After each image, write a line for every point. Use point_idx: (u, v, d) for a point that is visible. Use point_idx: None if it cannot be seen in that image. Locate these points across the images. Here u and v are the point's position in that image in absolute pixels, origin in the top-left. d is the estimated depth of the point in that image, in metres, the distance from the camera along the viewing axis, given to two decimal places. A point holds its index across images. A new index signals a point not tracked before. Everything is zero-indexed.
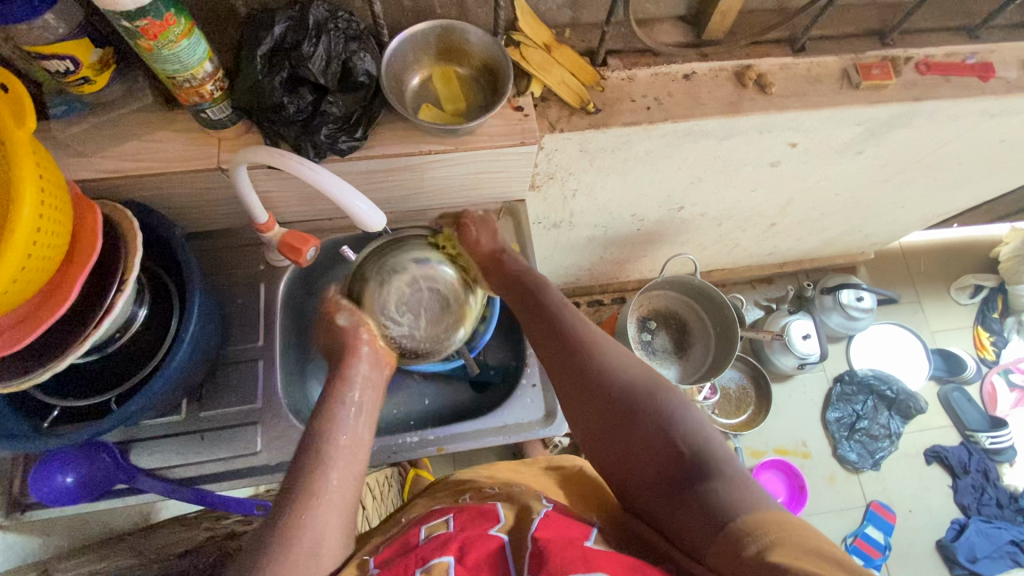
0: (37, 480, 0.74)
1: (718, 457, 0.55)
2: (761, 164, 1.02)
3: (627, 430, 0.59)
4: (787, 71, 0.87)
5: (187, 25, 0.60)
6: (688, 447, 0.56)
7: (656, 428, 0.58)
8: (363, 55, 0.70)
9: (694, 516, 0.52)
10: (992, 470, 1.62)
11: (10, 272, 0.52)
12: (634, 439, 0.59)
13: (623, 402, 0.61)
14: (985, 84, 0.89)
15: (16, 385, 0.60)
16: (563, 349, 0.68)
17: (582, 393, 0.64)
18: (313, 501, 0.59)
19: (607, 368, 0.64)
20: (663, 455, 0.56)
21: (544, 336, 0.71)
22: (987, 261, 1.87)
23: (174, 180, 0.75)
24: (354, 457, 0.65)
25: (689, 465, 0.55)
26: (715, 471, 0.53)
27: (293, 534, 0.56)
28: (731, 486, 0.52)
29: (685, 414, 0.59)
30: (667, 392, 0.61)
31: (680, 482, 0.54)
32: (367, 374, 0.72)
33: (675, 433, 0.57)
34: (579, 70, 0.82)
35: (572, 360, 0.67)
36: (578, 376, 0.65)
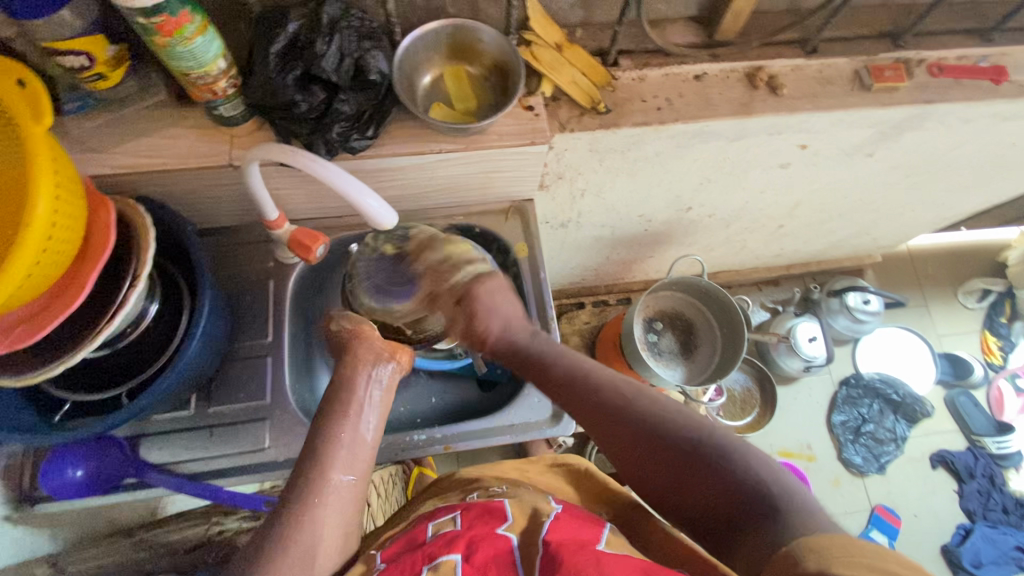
0: (49, 473, 0.76)
1: (779, 485, 0.52)
2: (770, 166, 1.01)
3: (683, 478, 0.57)
4: (798, 73, 0.87)
5: (202, 22, 0.61)
6: (749, 487, 0.53)
7: (712, 469, 0.55)
8: (376, 53, 0.70)
9: (761, 553, 0.49)
10: (998, 476, 1.61)
11: (25, 266, 0.52)
12: (694, 490, 0.56)
13: (674, 459, 0.58)
14: (997, 87, 0.89)
15: (30, 380, 0.60)
16: (593, 416, 0.64)
17: (632, 456, 0.61)
18: (307, 507, 0.59)
19: (647, 428, 0.60)
20: (724, 495, 0.54)
21: (572, 405, 0.66)
22: (995, 265, 1.86)
23: (186, 176, 0.75)
24: (357, 462, 0.65)
25: (752, 501, 0.52)
26: (780, 504, 0.50)
27: (286, 535, 0.57)
28: (798, 517, 0.49)
29: (735, 445, 0.56)
30: (716, 433, 0.57)
31: (747, 521, 0.52)
32: (383, 374, 0.73)
33: (732, 471, 0.54)
34: (590, 70, 0.82)
35: (608, 425, 0.63)
36: (622, 438, 0.62)
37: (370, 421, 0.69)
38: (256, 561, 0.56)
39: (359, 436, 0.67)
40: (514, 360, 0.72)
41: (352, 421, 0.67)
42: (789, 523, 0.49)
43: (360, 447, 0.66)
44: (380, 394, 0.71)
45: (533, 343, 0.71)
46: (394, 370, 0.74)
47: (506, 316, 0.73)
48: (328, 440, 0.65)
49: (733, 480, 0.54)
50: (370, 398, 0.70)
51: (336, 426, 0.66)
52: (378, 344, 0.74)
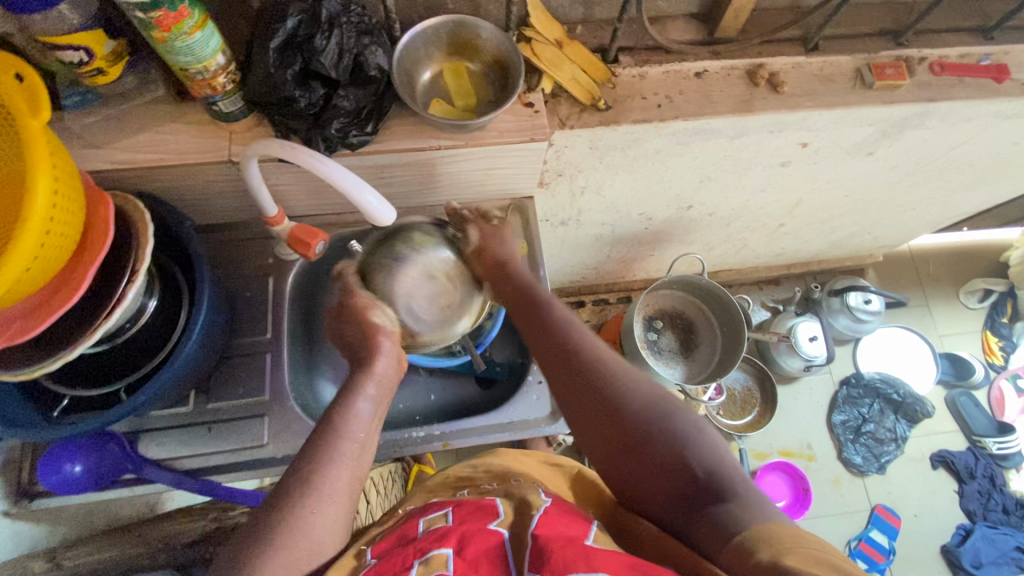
0: (48, 468, 0.75)
1: (730, 475, 0.56)
2: (771, 164, 1.01)
3: (638, 445, 0.59)
4: (799, 70, 0.86)
5: (200, 17, 0.61)
6: (702, 465, 0.57)
7: (671, 446, 0.58)
8: (375, 49, 0.70)
9: (707, 533, 0.53)
10: (998, 476, 1.61)
11: (24, 259, 0.52)
12: (648, 456, 0.59)
13: (636, 420, 0.60)
14: (999, 85, 0.88)
15: (28, 375, 0.60)
16: (569, 368, 0.65)
17: (593, 414, 0.62)
18: (306, 503, 0.58)
19: (618, 386, 0.62)
20: (676, 473, 0.57)
21: (548, 349, 0.67)
22: (997, 265, 1.86)
23: (186, 172, 0.75)
24: (361, 454, 0.64)
25: (702, 483, 0.56)
26: (728, 491, 0.54)
27: (285, 533, 0.56)
28: (745, 507, 0.52)
29: (697, 431, 0.59)
30: (682, 413, 0.61)
31: (695, 497, 0.56)
32: (385, 371, 0.69)
33: (689, 453, 0.57)
34: (591, 66, 0.82)
35: (581, 381, 0.63)
36: (590, 397, 0.63)
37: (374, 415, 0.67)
38: (245, 557, 0.55)
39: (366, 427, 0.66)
40: (506, 299, 0.73)
41: (355, 420, 0.65)
42: (737, 510, 0.52)
43: (365, 440, 0.65)
44: (385, 395, 0.69)
45: (528, 285, 0.72)
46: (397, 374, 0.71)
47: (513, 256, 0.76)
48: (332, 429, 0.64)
49: (688, 461, 0.57)
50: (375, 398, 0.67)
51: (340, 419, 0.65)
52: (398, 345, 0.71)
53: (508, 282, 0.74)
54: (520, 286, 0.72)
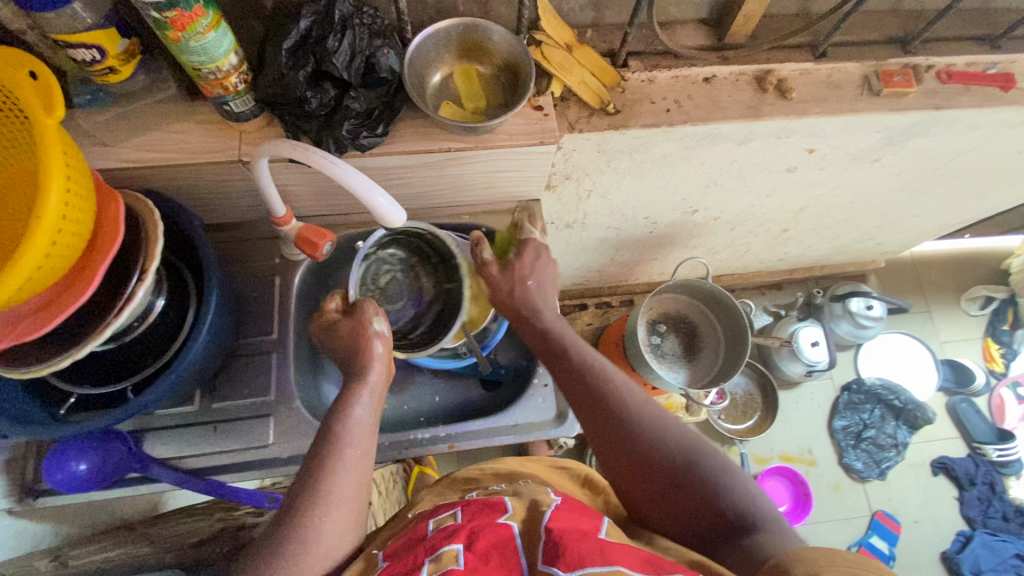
0: (53, 467, 0.75)
1: (758, 511, 0.56)
2: (777, 169, 1.01)
3: (669, 479, 0.60)
4: (807, 77, 0.87)
5: (215, 17, 0.61)
6: (735, 502, 0.57)
7: (700, 482, 0.59)
8: (387, 51, 0.70)
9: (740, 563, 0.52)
10: (998, 483, 1.61)
11: (36, 257, 0.52)
12: (680, 491, 0.59)
13: (667, 457, 0.61)
14: (1006, 93, 0.89)
15: (36, 372, 0.60)
16: (598, 407, 0.67)
17: (623, 451, 0.63)
18: (317, 502, 0.58)
19: (647, 426, 0.64)
20: (706, 509, 0.58)
21: (576, 389, 0.69)
22: (998, 273, 1.86)
23: (195, 171, 0.75)
24: (365, 465, 0.64)
25: (732, 520, 0.56)
26: (759, 527, 0.55)
27: (301, 533, 0.56)
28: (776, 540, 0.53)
29: (724, 468, 0.60)
30: (711, 453, 0.62)
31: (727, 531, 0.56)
32: (378, 379, 0.70)
33: (719, 491, 0.58)
34: (600, 70, 0.82)
35: (609, 420, 0.65)
36: (619, 435, 0.64)
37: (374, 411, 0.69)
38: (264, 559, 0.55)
39: (366, 435, 0.66)
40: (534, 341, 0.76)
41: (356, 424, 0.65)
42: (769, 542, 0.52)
43: (365, 442, 0.65)
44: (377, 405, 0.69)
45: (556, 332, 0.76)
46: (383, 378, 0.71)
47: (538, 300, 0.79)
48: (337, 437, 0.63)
49: (719, 498, 0.57)
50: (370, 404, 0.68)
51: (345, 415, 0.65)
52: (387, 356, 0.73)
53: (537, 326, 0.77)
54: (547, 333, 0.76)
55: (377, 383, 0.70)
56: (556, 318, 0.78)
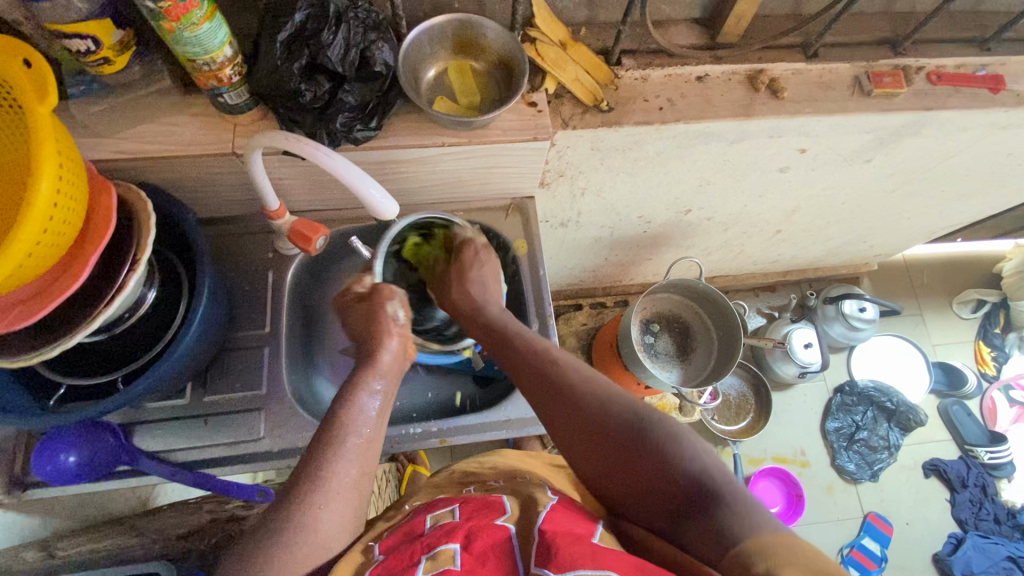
0: (42, 457, 0.75)
1: (715, 476, 0.53)
2: (770, 169, 1.02)
3: (625, 459, 0.58)
4: (799, 77, 0.87)
5: (209, 9, 0.61)
6: (691, 475, 0.53)
7: (652, 455, 0.56)
8: (381, 44, 0.71)
9: (703, 538, 0.50)
10: (990, 485, 1.62)
11: (29, 240, 0.52)
12: (635, 471, 0.57)
13: (617, 436, 0.59)
14: (995, 95, 0.90)
15: (25, 362, 0.60)
16: (551, 399, 0.65)
17: (580, 438, 0.62)
18: (312, 494, 0.58)
19: (593, 406, 0.61)
20: (663, 483, 0.55)
21: (525, 382, 0.68)
22: (990, 276, 1.88)
23: (188, 163, 0.75)
24: (366, 459, 0.63)
25: (689, 490, 0.53)
26: (716, 495, 0.51)
27: (300, 522, 0.56)
28: (735, 511, 0.49)
29: (675, 435, 0.56)
30: (663, 422, 0.58)
31: (686, 509, 0.53)
32: (390, 364, 0.70)
33: (672, 461, 0.54)
34: (594, 68, 0.82)
35: (562, 410, 0.63)
36: (572, 423, 0.62)
37: (383, 408, 0.67)
38: (258, 550, 0.55)
39: (373, 424, 0.65)
40: (481, 336, 0.76)
41: (358, 419, 0.64)
42: (726, 513, 0.49)
43: (372, 436, 0.64)
44: (384, 403, 0.67)
45: (501, 325, 0.75)
46: (394, 367, 0.71)
47: (489, 298, 0.78)
48: (338, 429, 0.63)
49: (672, 469, 0.54)
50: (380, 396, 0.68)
51: (342, 407, 0.65)
52: (406, 340, 0.73)
53: (481, 320, 0.76)
54: (492, 325, 0.75)
55: (391, 369, 0.70)
56: (502, 311, 0.78)
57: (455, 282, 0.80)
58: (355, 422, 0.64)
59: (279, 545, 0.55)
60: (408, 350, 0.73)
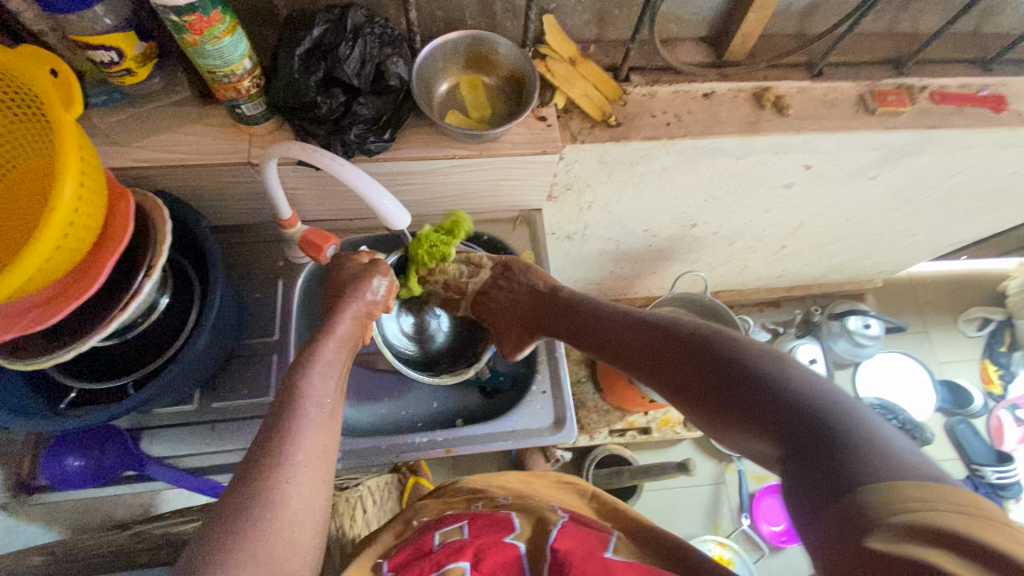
0: (50, 461, 0.77)
1: (845, 412, 0.45)
2: (775, 185, 1.03)
3: (731, 401, 0.52)
4: (804, 95, 0.89)
5: (231, 23, 0.63)
6: (809, 411, 0.46)
7: (762, 387, 0.50)
8: (396, 59, 0.72)
9: (824, 479, 0.42)
10: (998, 506, 1.60)
11: (56, 236, 0.53)
12: (744, 412, 0.50)
13: (719, 374, 0.54)
14: (998, 115, 0.91)
15: (41, 364, 0.61)
16: (651, 355, 0.64)
17: (688, 386, 0.57)
18: (280, 464, 0.55)
19: (694, 351, 0.58)
20: (778, 420, 0.47)
21: (620, 346, 0.69)
22: (995, 295, 1.88)
23: (205, 172, 0.77)
24: (330, 428, 0.62)
25: (811, 423, 0.45)
26: (844, 429, 0.43)
27: (270, 497, 0.53)
28: (866, 447, 0.41)
29: (794, 371, 0.50)
30: (774, 362, 0.51)
31: (804, 451, 0.44)
32: (345, 333, 0.70)
33: (788, 392, 0.48)
34: (603, 84, 0.84)
35: (663, 356, 0.62)
36: (674, 371, 0.60)
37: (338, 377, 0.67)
38: (225, 532, 0.50)
39: (332, 395, 0.65)
40: (565, 325, 0.78)
41: (316, 388, 0.63)
42: (857, 450, 0.42)
43: (333, 408, 0.64)
44: (338, 377, 0.67)
45: (592, 309, 0.76)
46: (355, 338, 0.72)
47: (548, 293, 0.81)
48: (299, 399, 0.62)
49: (790, 403, 0.47)
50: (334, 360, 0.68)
51: (303, 378, 0.63)
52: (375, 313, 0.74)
53: (555, 313, 0.80)
54: (580, 313, 0.76)
55: (347, 341, 0.70)
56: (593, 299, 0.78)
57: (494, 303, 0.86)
58: (316, 390, 0.63)
59: (247, 520, 0.51)
60: (365, 327, 0.74)
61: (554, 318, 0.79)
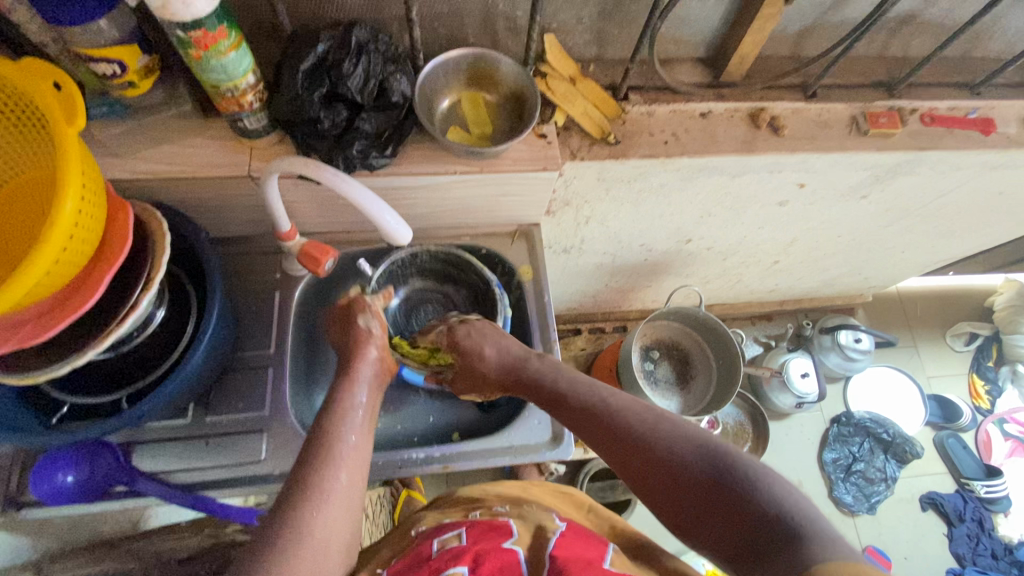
0: (38, 478, 0.73)
1: (802, 510, 0.50)
2: (769, 202, 1.05)
3: (696, 495, 0.55)
4: (799, 115, 0.91)
5: (236, 38, 0.63)
6: (770, 510, 0.50)
7: (729, 486, 0.53)
8: (399, 76, 0.73)
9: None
10: (987, 520, 1.61)
11: (58, 246, 0.53)
12: (710, 507, 0.54)
13: (686, 469, 0.57)
14: (986, 137, 0.93)
15: (31, 378, 0.60)
16: (610, 443, 0.64)
17: (648, 478, 0.60)
18: (306, 501, 0.58)
19: (658, 443, 0.60)
20: (745, 521, 0.51)
21: (581, 428, 0.68)
22: (981, 310, 1.91)
23: (203, 185, 0.76)
24: (357, 464, 0.65)
25: (770, 521, 0.49)
26: (804, 528, 0.48)
27: (296, 531, 0.56)
28: (823, 544, 0.46)
29: (757, 468, 0.54)
30: (737, 458, 0.55)
31: (763, 548, 0.49)
32: (370, 375, 0.73)
33: (755, 494, 0.52)
34: (602, 103, 0.85)
35: (626, 444, 0.62)
36: (636, 461, 0.61)
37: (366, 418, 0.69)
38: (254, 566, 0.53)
39: (358, 431, 0.67)
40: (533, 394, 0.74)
41: (342, 427, 0.66)
42: (814, 546, 0.46)
43: (359, 444, 0.66)
44: (367, 415, 0.70)
45: (547, 377, 0.73)
46: (383, 379, 0.75)
47: (520, 354, 0.76)
48: (324, 439, 0.64)
49: (755, 503, 0.51)
50: (365, 402, 0.70)
51: (332, 419, 0.66)
52: (385, 357, 0.76)
53: (528, 378, 0.75)
54: (539, 381, 0.74)
55: (370, 375, 0.73)
56: (542, 361, 0.75)
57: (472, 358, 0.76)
58: (346, 430, 0.66)
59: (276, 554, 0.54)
60: (386, 364, 0.76)
61: (523, 379, 0.75)
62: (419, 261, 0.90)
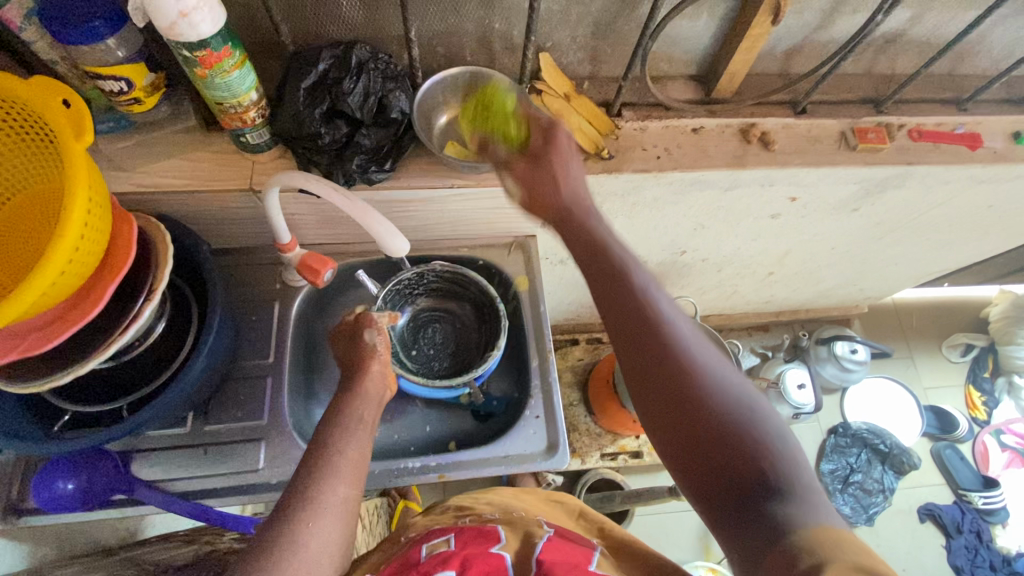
0: (41, 484, 0.75)
1: (807, 478, 0.45)
2: (762, 215, 1.07)
3: (701, 417, 0.48)
4: (789, 130, 0.93)
5: (241, 57, 0.65)
6: (777, 462, 0.46)
7: (745, 424, 0.47)
8: (398, 94, 0.76)
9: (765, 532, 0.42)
10: (985, 532, 1.61)
11: (64, 258, 0.54)
12: (712, 435, 0.48)
13: (705, 391, 0.49)
14: (974, 152, 0.95)
15: (36, 387, 0.61)
16: (634, 325, 0.54)
17: (653, 377, 0.52)
18: (301, 510, 0.59)
19: (687, 356, 0.51)
20: (743, 462, 0.46)
21: (611, 290, 0.56)
22: (977, 320, 1.92)
23: (205, 198, 0.78)
24: (354, 475, 0.65)
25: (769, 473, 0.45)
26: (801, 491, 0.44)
27: (291, 540, 0.57)
28: (814, 511, 0.43)
29: (778, 422, 0.49)
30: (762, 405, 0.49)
31: (748, 492, 0.45)
32: (372, 390, 0.74)
33: (767, 446, 0.46)
34: (596, 118, 0.87)
35: (650, 336, 0.53)
36: (650, 358, 0.52)
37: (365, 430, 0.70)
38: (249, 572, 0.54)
39: (358, 443, 0.68)
40: (573, 239, 0.62)
41: (342, 440, 0.67)
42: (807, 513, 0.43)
43: (357, 457, 0.67)
44: (367, 428, 0.71)
45: (598, 234, 0.61)
46: (385, 398, 0.77)
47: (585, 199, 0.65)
48: (322, 451, 0.66)
49: (767, 451, 0.46)
50: (365, 415, 0.71)
51: (330, 432, 0.68)
52: (387, 373, 0.77)
53: (575, 225, 0.63)
54: (588, 232, 0.61)
55: (375, 392, 0.74)
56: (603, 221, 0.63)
57: (544, 166, 0.66)
58: (344, 442, 0.67)
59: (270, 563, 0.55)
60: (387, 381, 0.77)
61: (567, 223, 0.63)
62: (427, 281, 0.93)
